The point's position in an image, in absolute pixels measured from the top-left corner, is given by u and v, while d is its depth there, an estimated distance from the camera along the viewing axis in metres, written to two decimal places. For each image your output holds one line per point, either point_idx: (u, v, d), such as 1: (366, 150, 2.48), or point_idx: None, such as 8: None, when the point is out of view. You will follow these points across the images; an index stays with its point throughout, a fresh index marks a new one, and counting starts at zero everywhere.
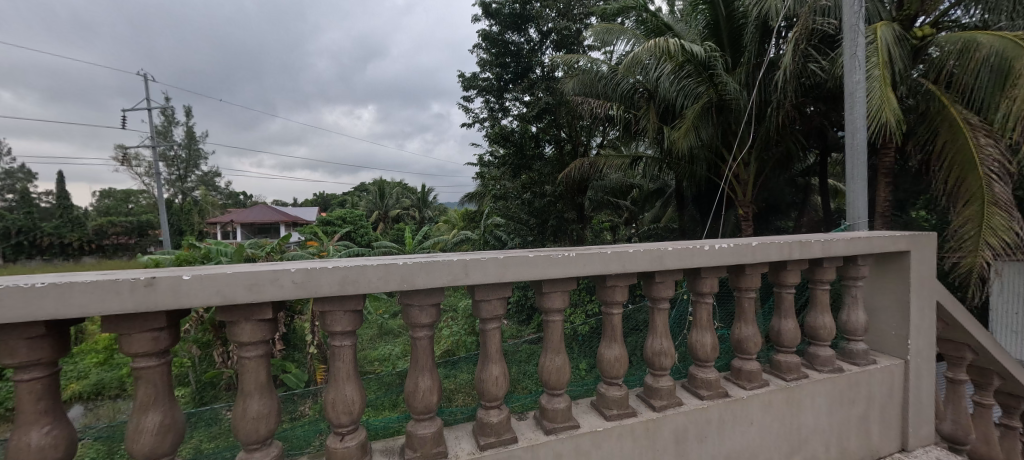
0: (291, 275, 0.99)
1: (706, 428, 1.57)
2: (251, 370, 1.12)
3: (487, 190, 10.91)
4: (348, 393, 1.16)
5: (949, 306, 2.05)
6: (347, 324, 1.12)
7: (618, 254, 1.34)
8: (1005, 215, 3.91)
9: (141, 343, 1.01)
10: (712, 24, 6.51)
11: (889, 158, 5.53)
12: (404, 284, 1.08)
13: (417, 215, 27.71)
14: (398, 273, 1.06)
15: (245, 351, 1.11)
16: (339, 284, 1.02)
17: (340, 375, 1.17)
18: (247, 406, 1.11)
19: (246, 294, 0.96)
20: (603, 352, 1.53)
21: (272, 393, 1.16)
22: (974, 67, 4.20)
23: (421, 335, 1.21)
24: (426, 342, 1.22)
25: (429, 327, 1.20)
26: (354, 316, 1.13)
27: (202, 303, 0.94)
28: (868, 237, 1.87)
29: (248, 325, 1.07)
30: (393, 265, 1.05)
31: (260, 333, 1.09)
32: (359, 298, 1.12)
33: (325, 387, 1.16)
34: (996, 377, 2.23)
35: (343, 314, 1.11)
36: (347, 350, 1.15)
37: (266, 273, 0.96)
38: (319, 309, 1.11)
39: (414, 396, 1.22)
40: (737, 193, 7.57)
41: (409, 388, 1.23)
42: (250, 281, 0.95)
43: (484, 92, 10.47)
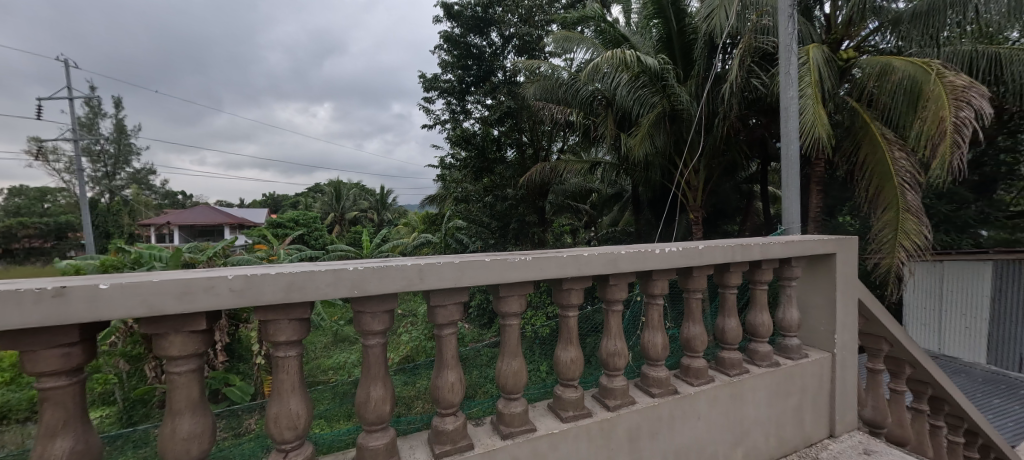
0: (229, 282, 0.95)
1: (657, 425, 1.65)
2: (180, 387, 1.06)
3: (448, 192, 10.87)
4: (294, 406, 1.13)
5: (869, 303, 2.26)
6: (293, 333, 1.10)
7: (573, 258, 1.39)
8: (916, 221, 4.40)
9: (48, 361, 0.93)
10: (665, 38, 6.86)
11: (819, 169, 6.02)
12: (355, 289, 1.07)
13: (376, 217, 27.21)
14: (349, 279, 1.05)
15: (174, 366, 1.04)
16: (284, 290, 1.00)
17: (284, 388, 1.14)
18: (176, 425, 1.05)
19: (176, 302, 0.92)
20: (560, 354, 1.59)
21: (206, 410, 1.10)
22: (891, 88, 4.66)
23: (373, 342, 1.20)
24: (378, 349, 1.21)
25: (382, 334, 1.19)
26: (300, 325, 1.10)
27: (125, 313, 0.88)
28: (800, 240, 2.03)
29: (178, 337, 1.01)
30: (344, 270, 1.04)
31: (191, 345, 1.03)
32: (306, 306, 1.10)
33: (268, 401, 1.12)
34: (908, 366, 2.47)
35: (287, 322, 1.09)
36: (292, 360, 1.13)
37: (201, 281, 0.93)
38: (261, 319, 1.08)
39: (365, 407, 1.20)
40: (688, 199, 7.97)
41: (360, 398, 1.21)
42: (182, 289, 0.92)
43: (445, 94, 10.44)
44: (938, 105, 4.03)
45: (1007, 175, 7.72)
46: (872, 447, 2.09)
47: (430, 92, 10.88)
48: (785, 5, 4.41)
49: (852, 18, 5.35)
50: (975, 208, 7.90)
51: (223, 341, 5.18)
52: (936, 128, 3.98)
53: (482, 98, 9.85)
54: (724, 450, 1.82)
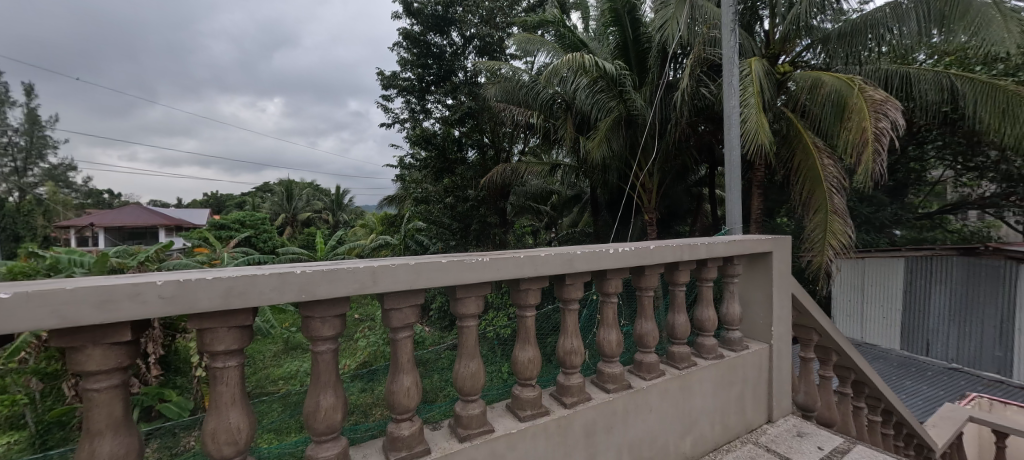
0: (158, 288, 0.88)
1: (612, 419, 1.73)
2: (101, 405, 0.96)
3: (408, 193, 10.72)
4: (233, 420, 1.06)
5: (801, 297, 2.47)
6: (233, 342, 1.03)
7: (530, 258, 1.44)
8: (841, 223, 4.84)
9: None
10: (622, 45, 7.10)
11: (760, 173, 6.44)
12: (303, 294, 1.03)
13: (331, 218, 26.44)
14: (297, 283, 1.01)
15: (92, 383, 0.94)
16: (223, 296, 0.94)
17: (223, 401, 1.06)
18: (95, 447, 0.95)
19: (95, 313, 0.83)
20: (518, 354, 1.64)
21: (131, 429, 1.00)
22: (822, 101, 5.08)
23: (324, 349, 1.14)
24: (329, 356, 1.16)
25: (332, 339, 1.15)
26: (241, 333, 1.04)
27: (33, 327, 0.79)
28: (741, 240, 2.19)
29: (98, 350, 0.92)
30: (291, 274, 1.00)
31: (113, 359, 0.94)
32: (248, 313, 1.04)
33: (205, 416, 1.04)
34: (834, 354, 2.71)
35: (226, 331, 1.02)
36: (232, 370, 1.06)
37: (125, 288, 0.84)
38: (196, 328, 1.00)
39: (314, 416, 1.15)
40: (643, 200, 8.28)
41: (309, 407, 1.15)
42: (102, 297, 0.83)
43: (404, 93, 10.29)
44: (858, 116, 4.44)
45: (916, 181, 8.63)
46: (804, 429, 2.28)
47: (388, 90, 10.70)
48: (728, 19, 4.71)
49: (787, 35, 5.83)
50: (890, 210, 8.77)
51: (156, 354, 4.87)
52: (859, 137, 4.37)
53: (442, 98, 9.82)
54: (675, 441, 1.93)
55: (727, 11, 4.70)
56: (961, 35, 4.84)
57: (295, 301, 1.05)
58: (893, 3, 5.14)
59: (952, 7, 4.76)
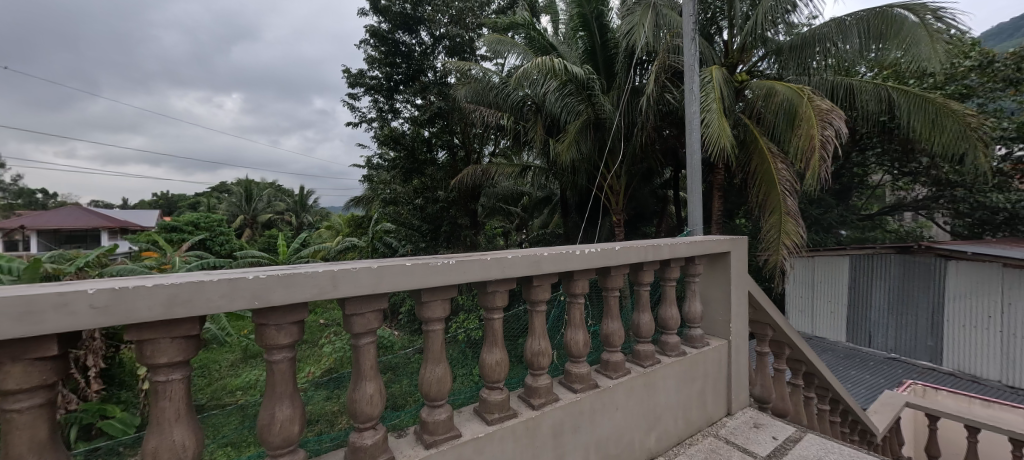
0: (89, 298, 0.83)
1: (578, 419, 1.75)
2: (23, 427, 0.89)
3: (376, 194, 10.54)
4: (178, 437, 1.00)
5: (757, 294, 2.59)
6: (177, 354, 0.97)
7: (496, 260, 1.45)
8: (794, 224, 5.11)
9: None
10: (590, 49, 7.24)
11: (720, 176, 6.72)
12: (257, 300, 0.99)
13: (294, 220, 25.63)
14: (249, 289, 0.97)
15: (13, 403, 0.87)
16: (164, 305, 0.89)
17: (166, 416, 1.00)
18: None
19: (14, 326, 0.77)
20: (485, 357, 1.64)
21: (58, 452, 0.93)
22: (776, 108, 5.35)
23: (280, 357, 1.10)
24: (285, 365, 1.11)
25: (289, 348, 1.11)
26: (185, 344, 0.98)
27: None
28: (700, 241, 2.28)
29: (18, 368, 0.85)
30: (242, 279, 0.96)
31: (36, 376, 0.87)
32: (193, 322, 0.99)
33: (145, 435, 0.98)
34: (787, 347, 2.85)
35: (169, 342, 0.96)
36: (176, 384, 1.00)
37: (51, 297, 0.79)
38: (136, 339, 0.94)
39: (270, 429, 1.10)
40: (611, 202, 8.44)
41: (264, 420, 1.10)
42: (23, 309, 0.78)
43: (372, 91, 10.13)
44: (807, 125, 4.70)
45: (859, 184, 9.25)
46: (760, 421, 2.39)
47: (355, 88, 10.49)
48: (689, 29, 4.89)
49: (744, 46, 6.11)
50: (837, 212, 9.35)
51: (96, 366, 4.57)
52: (808, 144, 4.62)
53: (411, 98, 9.73)
54: (641, 438, 1.98)
55: (688, 20, 4.89)
56: (896, 51, 5.21)
57: (248, 308, 1.01)
58: (837, 19, 5.48)
59: (888, 25, 5.12)
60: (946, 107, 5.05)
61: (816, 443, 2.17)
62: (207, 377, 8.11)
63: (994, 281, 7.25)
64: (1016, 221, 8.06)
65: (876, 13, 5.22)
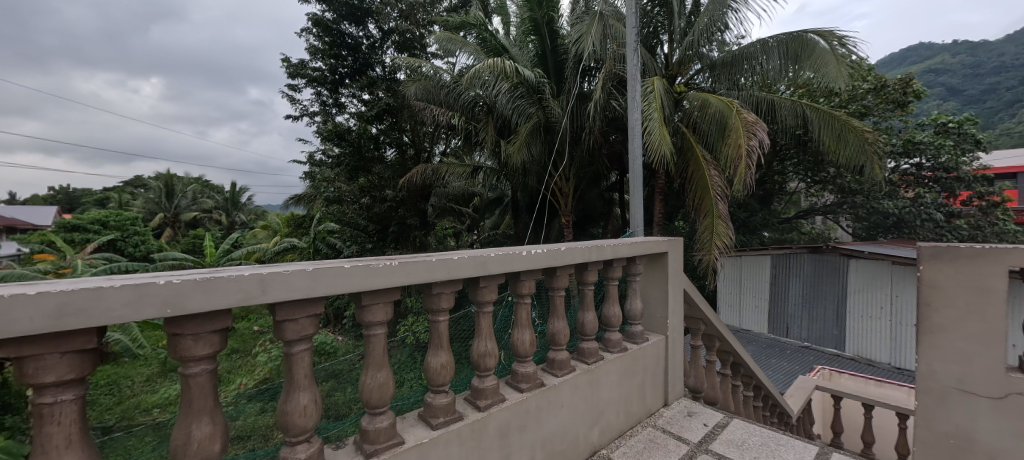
0: None
1: (524, 418, 1.76)
2: None
3: (318, 192, 10.15)
4: None
5: (691, 291, 2.75)
6: (66, 372, 0.86)
7: (442, 262, 1.42)
8: (724, 226, 5.49)
9: None
10: (541, 54, 7.33)
11: (661, 181, 7.08)
12: (169, 309, 0.90)
13: (224, 219, 23.81)
14: (160, 296, 0.88)
15: None
16: (51, 316, 0.79)
17: (53, 444, 0.88)
18: None
19: None
20: (430, 361, 1.60)
21: None
22: (709, 119, 5.72)
23: (197, 370, 1.01)
24: (204, 378, 1.03)
25: (208, 359, 1.02)
26: (77, 359, 0.87)
27: None
28: (640, 241, 2.38)
29: None
30: (151, 285, 0.87)
31: None
32: (90, 335, 0.88)
33: None
34: (717, 340, 3.04)
35: (57, 358, 0.85)
36: (68, 406, 0.88)
37: None
38: (15, 357, 0.83)
39: (185, 449, 1.00)
40: (560, 204, 8.62)
41: (178, 440, 1.00)
42: None
43: (314, 83, 9.69)
44: (735, 134, 5.06)
45: (780, 190, 10.11)
46: (693, 409, 2.54)
47: (295, 79, 9.96)
48: (632, 39, 5.09)
49: (683, 59, 6.47)
50: (761, 215, 10.17)
51: None
52: (737, 152, 4.99)
53: (357, 92, 9.39)
54: (585, 433, 2.03)
55: (631, 31, 5.09)
56: (810, 71, 5.73)
57: (159, 317, 0.92)
58: (762, 40, 5.94)
59: (803, 49, 5.64)
60: (849, 124, 5.63)
61: (740, 427, 2.33)
62: (116, 394, 7.33)
63: (887, 277, 8.21)
64: (902, 225, 9.21)
65: (794, 37, 5.70)
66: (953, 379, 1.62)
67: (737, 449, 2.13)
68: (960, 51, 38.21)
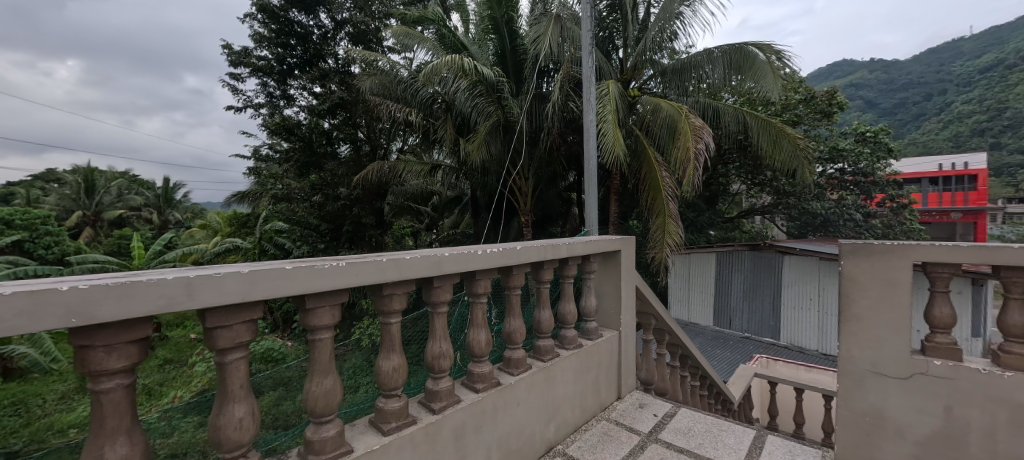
0: None
1: (480, 419, 1.75)
2: None
3: (265, 189, 9.68)
4: None
5: (642, 288, 2.84)
6: None
7: (393, 262, 1.37)
8: (674, 225, 5.73)
9: None
10: (500, 53, 7.30)
11: (616, 181, 7.28)
12: (76, 318, 0.81)
13: (155, 219, 21.98)
14: (65, 304, 0.79)
15: None
16: None
17: None
18: None
19: None
20: (381, 364, 1.55)
21: None
22: (660, 122, 5.94)
23: (112, 386, 0.92)
24: (120, 393, 0.93)
25: (126, 373, 0.93)
26: None
27: None
28: (594, 240, 2.42)
29: None
30: (53, 292, 0.78)
31: None
32: None
33: None
34: (666, 334, 3.15)
35: None
36: None
37: None
38: None
39: None
40: (519, 203, 8.65)
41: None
42: None
43: (260, 73, 9.22)
44: (684, 138, 5.31)
45: (724, 191, 10.70)
46: (645, 401, 2.62)
47: (238, 68, 9.39)
48: (587, 43, 5.20)
49: (637, 64, 6.66)
50: (707, 215, 10.72)
51: None
52: (685, 154, 5.22)
53: (308, 85, 9.01)
54: (542, 431, 2.05)
55: (586, 34, 5.19)
56: (750, 81, 6.08)
57: (63, 328, 0.82)
58: (708, 50, 6.25)
59: (743, 60, 5.98)
60: (784, 131, 6.01)
61: (687, 416, 2.42)
62: (24, 415, 6.61)
63: (815, 271, 8.90)
64: (828, 224, 10.03)
65: (736, 48, 6.03)
66: (868, 363, 1.76)
67: (685, 437, 2.22)
68: (876, 69, 42.26)
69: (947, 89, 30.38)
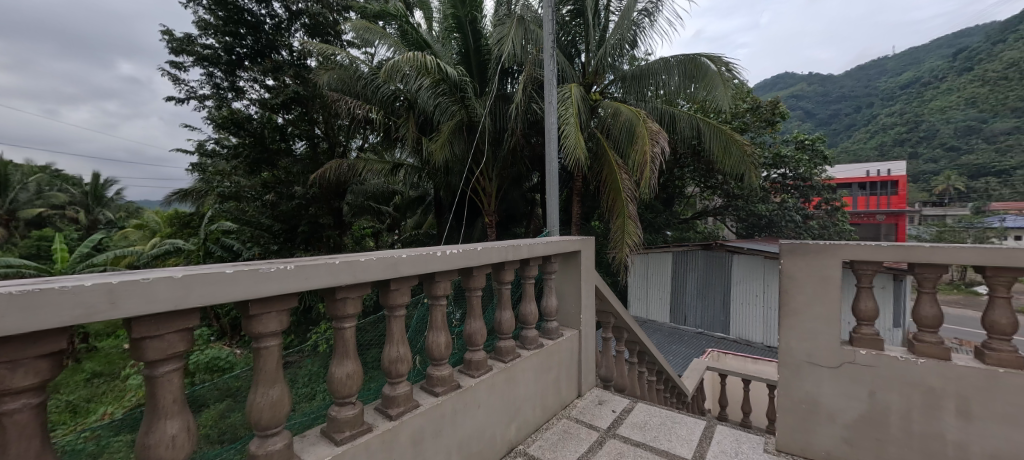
0: None
1: (439, 423, 1.71)
2: None
3: (210, 187, 9.10)
4: None
5: (601, 286, 2.89)
6: None
7: (348, 263, 1.30)
8: (634, 225, 5.88)
9: None
10: (463, 53, 7.24)
11: (579, 183, 7.39)
12: None
13: (82, 220, 20.11)
14: None
15: None
16: None
17: None
18: None
19: None
20: (334, 371, 1.48)
21: None
22: (620, 126, 6.09)
23: (17, 406, 0.82)
24: (28, 413, 0.84)
25: (33, 392, 0.83)
26: None
27: None
28: (554, 240, 2.43)
29: None
30: None
31: None
32: None
33: None
34: (625, 332, 3.21)
35: None
36: None
37: None
38: None
39: None
40: (483, 203, 8.60)
41: None
42: None
43: (205, 63, 8.64)
44: (642, 141, 5.48)
45: (679, 193, 11.11)
46: (604, 398, 2.67)
47: (179, 56, 8.74)
48: (549, 46, 5.25)
49: (598, 69, 6.79)
50: (663, 216, 11.08)
51: None
52: (643, 158, 5.38)
53: (259, 77, 8.57)
54: (502, 432, 2.03)
55: (548, 37, 5.23)
56: (703, 91, 6.36)
57: None
58: (665, 58, 6.48)
59: (697, 70, 6.24)
60: (733, 138, 6.33)
61: (644, 410, 2.49)
62: None
63: (761, 270, 9.43)
64: (771, 225, 10.82)
65: (691, 59, 6.28)
66: (804, 354, 1.87)
67: (642, 431, 2.27)
68: (815, 82, 45.42)
69: (873, 102, 33.18)
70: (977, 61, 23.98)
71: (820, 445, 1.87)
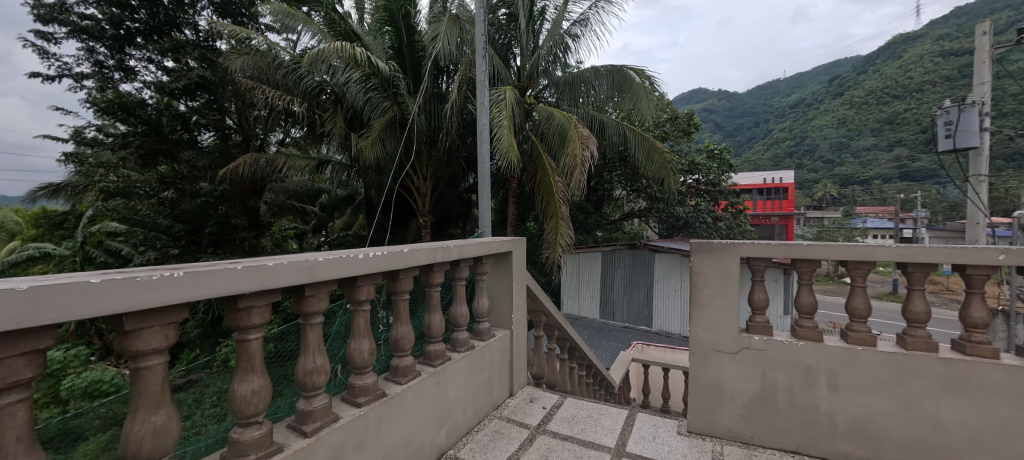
0: None
1: (362, 435, 1.61)
2: None
3: (91, 182, 7.89)
4: None
5: (532, 286, 2.91)
6: None
7: (253, 269, 1.17)
8: (566, 226, 6.06)
9: None
10: (396, 48, 6.99)
11: (514, 185, 7.43)
12: None
13: None
14: None
15: None
16: None
17: None
18: None
19: None
20: (237, 388, 1.33)
21: None
22: (553, 129, 6.25)
23: None
24: None
25: None
26: None
27: None
28: (486, 241, 2.40)
29: None
30: None
31: None
32: None
33: None
34: (556, 329, 3.26)
35: None
36: None
37: None
38: None
39: None
40: (418, 204, 8.36)
41: None
42: None
43: (84, 36, 7.48)
44: (573, 145, 5.66)
45: (606, 196, 11.65)
46: (535, 395, 2.69)
47: (49, 26, 7.47)
48: (481, 46, 5.21)
49: (533, 73, 6.91)
50: (592, 217, 11.53)
51: None
52: (574, 161, 5.57)
53: (156, 57, 7.61)
54: (430, 438, 1.96)
55: (480, 36, 5.19)
56: (629, 101, 6.75)
57: None
58: (595, 67, 6.78)
59: (624, 81, 6.62)
60: (655, 145, 6.77)
61: (573, 405, 2.55)
62: None
63: (678, 267, 10.16)
64: (685, 226, 11.85)
65: (617, 69, 6.64)
66: (711, 342, 2.03)
67: (571, 425, 2.32)
68: (724, 98, 50.04)
69: (769, 118, 37.43)
70: (846, 86, 28.01)
71: (724, 425, 2.04)
